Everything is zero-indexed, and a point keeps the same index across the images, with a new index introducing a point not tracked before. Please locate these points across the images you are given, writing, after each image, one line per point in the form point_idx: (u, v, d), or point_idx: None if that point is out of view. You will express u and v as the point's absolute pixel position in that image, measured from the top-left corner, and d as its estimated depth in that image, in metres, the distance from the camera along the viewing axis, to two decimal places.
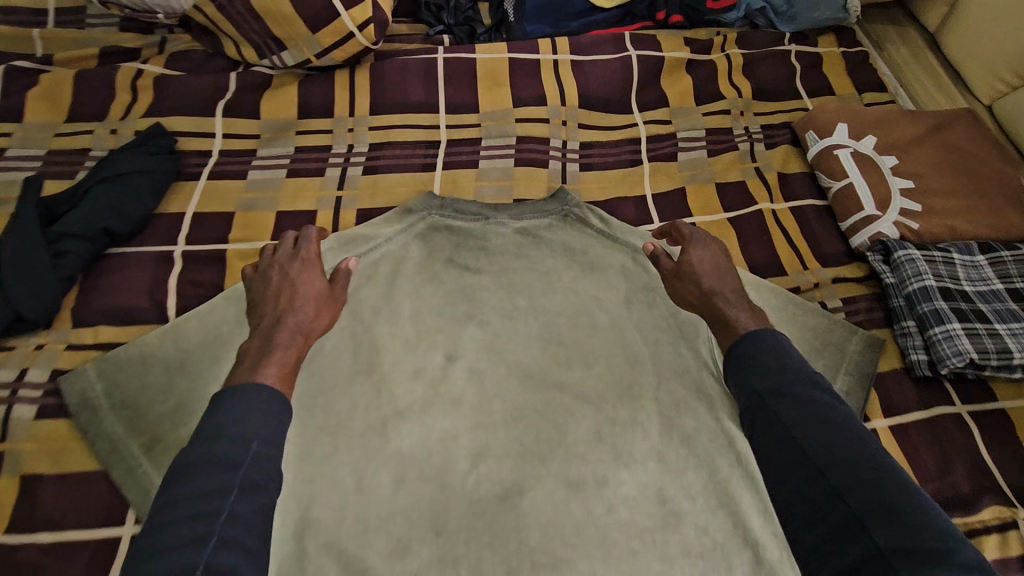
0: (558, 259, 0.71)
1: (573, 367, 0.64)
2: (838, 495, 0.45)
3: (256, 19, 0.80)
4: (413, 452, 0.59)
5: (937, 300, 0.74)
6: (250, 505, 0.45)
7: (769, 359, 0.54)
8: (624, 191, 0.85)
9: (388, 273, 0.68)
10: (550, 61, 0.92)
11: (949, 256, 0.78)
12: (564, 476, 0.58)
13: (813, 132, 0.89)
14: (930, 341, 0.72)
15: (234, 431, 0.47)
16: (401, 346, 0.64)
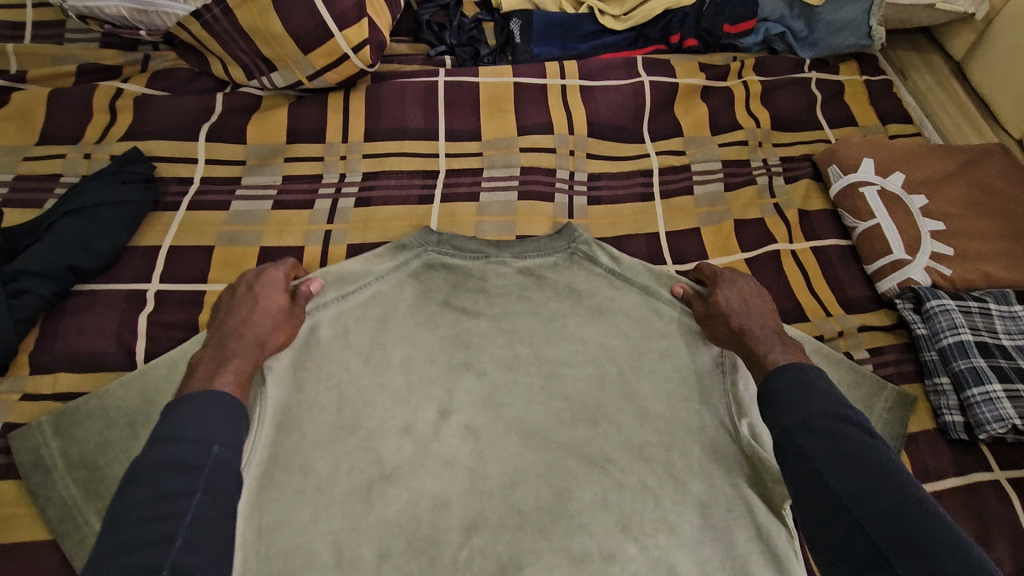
0: (563, 303, 0.62)
1: (579, 426, 0.56)
2: (860, 529, 0.42)
3: (243, 38, 0.75)
4: (400, 521, 0.51)
5: (974, 357, 0.68)
6: (205, 538, 0.41)
7: (793, 389, 0.50)
8: (634, 227, 0.79)
9: (376, 316, 0.59)
10: (557, 86, 0.87)
11: (985, 306, 0.72)
12: (567, 550, 0.51)
13: (836, 167, 0.83)
14: (968, 402, 0.66)
15: (185, 450, 0.43)
16: (391, 399, 0.56)
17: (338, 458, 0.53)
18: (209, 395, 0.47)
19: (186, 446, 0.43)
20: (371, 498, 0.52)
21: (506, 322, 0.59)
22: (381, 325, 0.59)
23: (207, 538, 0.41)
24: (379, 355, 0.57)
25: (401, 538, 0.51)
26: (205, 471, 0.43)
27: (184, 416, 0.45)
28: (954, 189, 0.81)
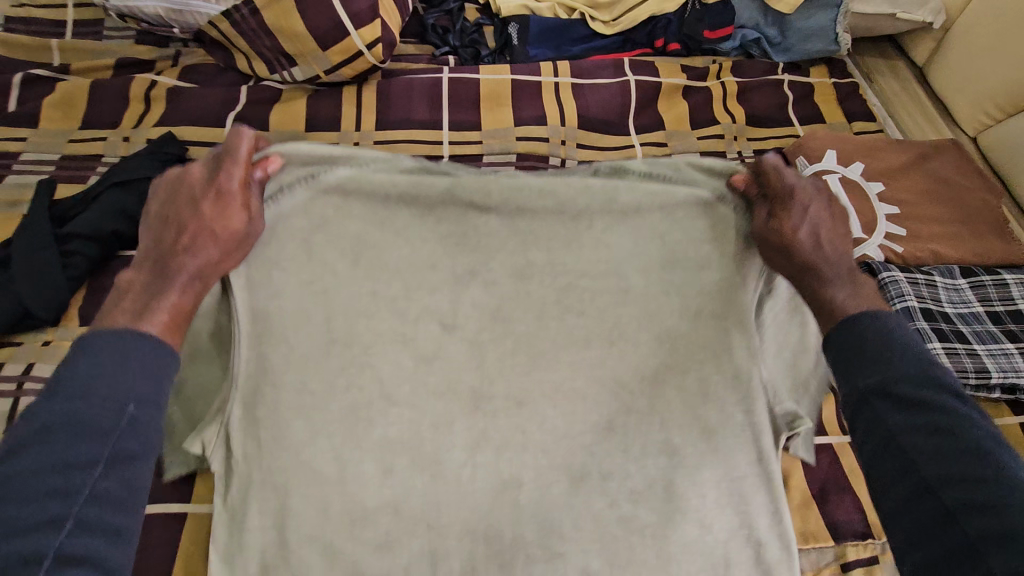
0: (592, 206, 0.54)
1: (591, 345, 0.54)
2: (949, 516, 0.42)
3: (269, 35, 0.83)
4: (400, 439, 0.53)
5: (919, 320, 0.79)
6: (108, 502, 0.41)
7: (879, 347, 0.48)
8: None
9: (369, 219, 0.52)
10: (551, 83, 0.95)
11: (930, 280, 0.83)
12: (566, 466, 0.54)
13: (802, 158, 0.90)
14: None
15: (94, 409, 0.41)
16: (389, 311, 0.52)
17: (331, 372, 0.52)
18: (125, 345, 0.44)
19: (90, 412, 0.41)
20: (370, 418, 0.52)
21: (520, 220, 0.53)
22: (380, 227, 0.52)
23: (110, 507, 0.41)
24: (372, 258, 0.52)
25: (404, 455, 0.53)
26: (110, 438, 0.41)
27: (91, 369, 0.43)
28: (908, 176, 0.90)
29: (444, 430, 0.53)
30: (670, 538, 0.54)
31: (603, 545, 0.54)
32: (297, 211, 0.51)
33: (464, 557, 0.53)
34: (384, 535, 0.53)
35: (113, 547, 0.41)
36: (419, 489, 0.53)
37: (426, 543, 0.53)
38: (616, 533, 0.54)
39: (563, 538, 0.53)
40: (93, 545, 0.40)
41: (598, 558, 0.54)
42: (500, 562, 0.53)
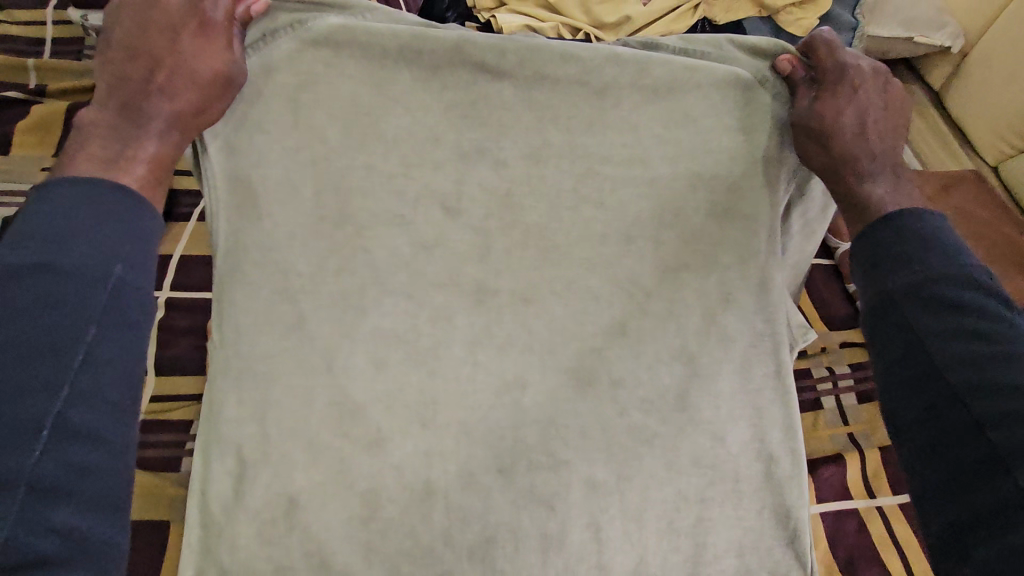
0: (619, 82, 0.48)
1: (605, 241, 0.49)
2: (977, 429, 0.35)
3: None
4: (395, 331, 0.48)
5: None
6: (107, 369, 0.35)
7: (911, 245, 0.41)
8: None
9: (362, 81, 0.47)
10: None
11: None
12: (577, 373, 0.49)
13: None
14: None
15: (76, 261, 0.35)
16: (386, 190, 0.47)
17: (323, 256, 0.47)
18: (111, 197, 0.37)
19: (76, 267, 0.35)
20: (364, 307, 0.48)
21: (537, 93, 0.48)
22: (376, 88, 0.47)
23: (107, 379, 0.35)
24: (366, 126, 0.47)
25: (398, 348, 0.48)
26: (102, 296, 0.35)
27: (75, 220, 0.36)
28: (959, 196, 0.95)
29: (441, 323, 0.49)
30: (683, 448, 0.49)
31: (612, 457, 0.48)
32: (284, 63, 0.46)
33: (463, 460, 0.48)
34: (374, 431, 0.47)
35: (120, 421, 0.35)
36: (416, 385, 0.48)
37: (419, 443, 0.47)
38: (630, 444, 0.49)
39: (568, 445, 0.48)
40: (96, 419, 0.34)
41: (606, 473, 0.48)
42: (500, 466, 0.48)
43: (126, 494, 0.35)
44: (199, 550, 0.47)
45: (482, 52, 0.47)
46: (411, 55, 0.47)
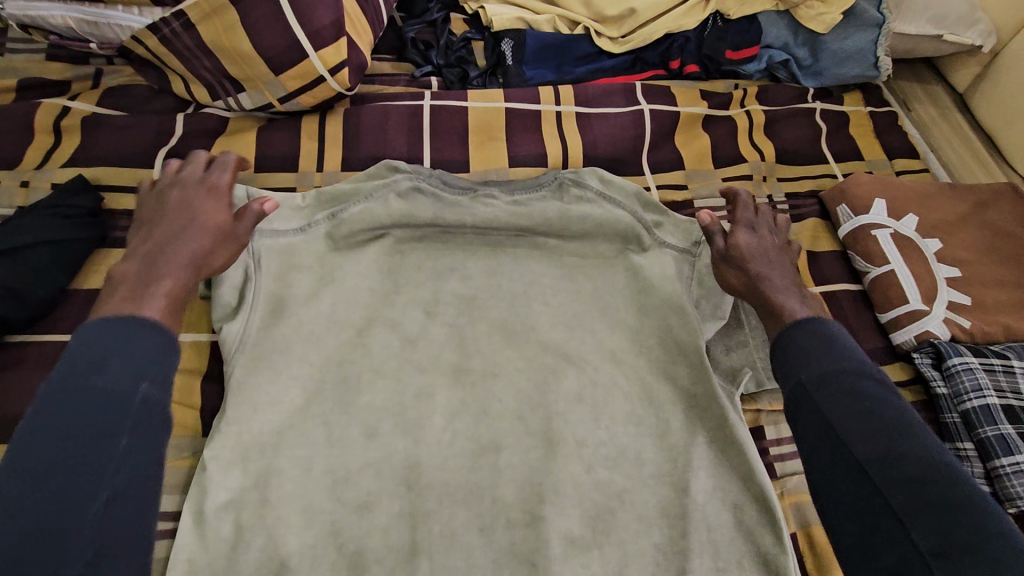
0: (549, 213, 0.93)
1: (522, 347, 0.85)
2: (880, 494, 0.57)
3: (209, 58, 0.91)
4: (385, 406, 0.77)
5: (1002, 425, 0.81)
6: (133, 466, 0.54)
7: (811, 350, 0.66)
8: (599, 239, 0.95)
9: (369, 227, 0.89)
10: (552, 113, 1.08)
11: (1009, 366, 0.86)
12: (542, 438, 0.78)
13: (846, 206, 1.04)
14: (997, 474, 0.79)
15: (113, 389, 0.54)
16: (387, 306, 0.85)
17: (337, 349, 0.80)
18: (142, 326, 0.60)
19: (112, 388, 0.54)
20: (363, 387, 0.78)
21: (489, 235, 0.93)
22: (377, 230, 0.90)
23: (132, 477, 0.54)
24: (382, 258, 0.89)
25: (388, 420, 0.76)
26: (129, 414, 0.54)
27: (118, 337, 0.58)
28: (965, 238, 1.02)
29: (425, 400, 0.78)
30: (580, 483, 0.75)
31: (552, 501, 0.73)
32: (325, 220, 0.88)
33: (446, 516, 0.71)
34: (365, 495, 0.71)
35: (140, 503, 0.55)
36: (401, 453, 0.74)
37: (406, 504, 0.71)
38: (575, 493, 0.74)
39: (514, 488, 0.74)
40: (123, 506, 0.53)
41: (565, 514, 0.72)
42: (480, 521, 0.71)
43: (135, 558, 0.53)
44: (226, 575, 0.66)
45: (447, 208, 0.92)
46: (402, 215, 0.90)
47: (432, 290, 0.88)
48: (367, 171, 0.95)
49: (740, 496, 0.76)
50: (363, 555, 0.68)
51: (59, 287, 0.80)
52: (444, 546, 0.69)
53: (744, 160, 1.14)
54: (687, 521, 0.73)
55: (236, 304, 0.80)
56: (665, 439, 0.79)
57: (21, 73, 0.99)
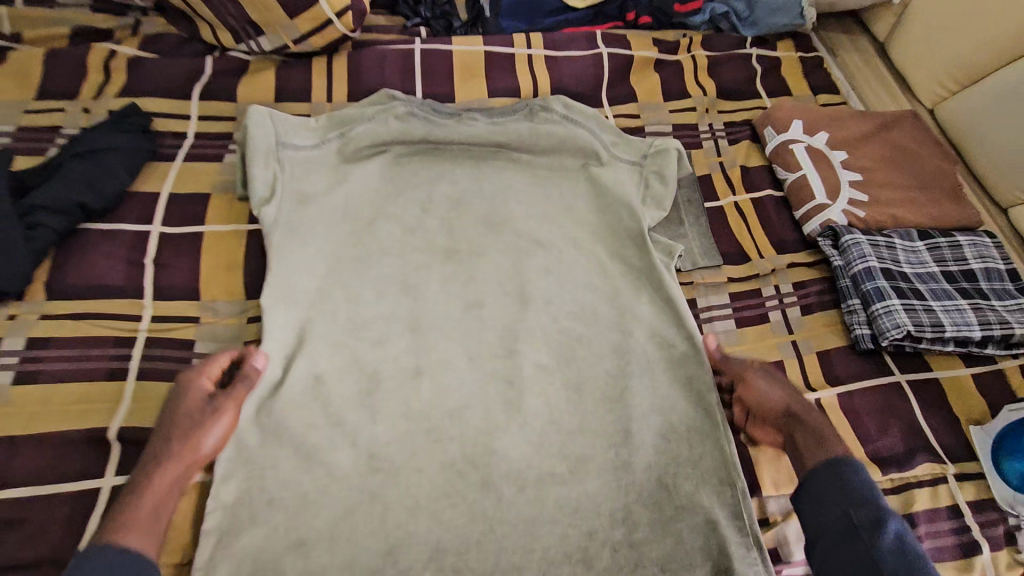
0: (523, 130, 1.13)
1: (502, 234, 1.05)
2: None
3: (233, 5, 1.09)
4: (392, 275, 0.97)
5: (878, 280, 1.02)
6: None
7: (860, 488, 0.78)
8: (565, 154, 1.14)
9: (373, 141, 1.08)
10: (525, 55, 1.27)
11: (890, 242, 1.08)
12: (518, 299, 0.98)
13: (771, 129, 1.24)
14: (875, 316, 0.99)
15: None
16: (391, 203, 1.05)
17: (354, 233, 1.00)
18: (134, 552, 0.66)
19: None
20: (373, 260, 0.97)
21: (473, 150, 1.12)
22: (379, 143, 1.09)
23: None
24: (386, 167, 1.09)
25: (394, 285, 0.96)
26: None
27: (111, 552, 0.65)
28: (869, 151, 1.22)
29: (423, 271, 0.98)
30: (547, 329, 0.96)
31: (527, 341, 0.94)
32: (337, 136, 1.07)
33: (444, 351, 0.91)
34: (379, 335, 0.91)
35: None
36: (407, 308, 0.94)
37: (411, 342, 0.91)
38: (543, 336, 0.95)
39: (496, 334, 0.94)
40: None
41: (536, 350, 0.93)
42: (470, 354, 0.92)
43: None
44: (271, 391, 0.84)
45: (436, 126, 1.12)
46: (400, 134, 1.10)
47: (425, 192, 1.07)
48: (367, 100, 1.14)
49: (674, 336, 0.97)
50: (379, 375, 0.87)
51: (123, 185, 0.96)
52: (441, 367, 0.89)
53: (690, 95, 1.33)
54: (631, 354, 0.95)
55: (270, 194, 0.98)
56: (616, 301, 1.00)
57: (71, 23, 1.15)
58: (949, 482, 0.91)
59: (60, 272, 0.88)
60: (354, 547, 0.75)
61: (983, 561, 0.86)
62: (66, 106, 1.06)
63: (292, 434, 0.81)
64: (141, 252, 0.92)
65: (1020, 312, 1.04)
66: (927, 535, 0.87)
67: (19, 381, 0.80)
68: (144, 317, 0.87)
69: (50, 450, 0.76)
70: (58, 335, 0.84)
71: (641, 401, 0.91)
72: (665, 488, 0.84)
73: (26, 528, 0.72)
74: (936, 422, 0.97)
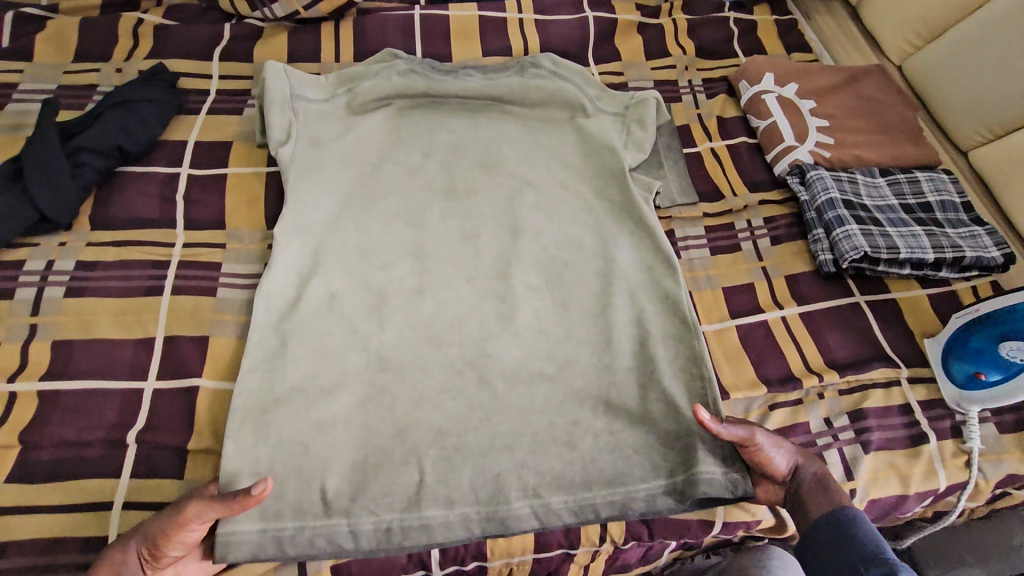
0: (515, 84, 1.23)
1: (496, 175, 1.15)
2: None
3: None
4: (397, 210, 1.08)
5: (840, 210, 1.12)
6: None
7: (862, 541, 0.75)
8: (553, 106, 1.24)
9: (377, 94, 1.18)
10: (516, 19, 1.37)
11: (853, 177, 1.18)
12: (511, 230, 1.08)
13: (744, 82, 1.33)
14: (836, 242, 1.09)
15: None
16: (394, 149, 1.15)
17: (362, 175, 1.10)
18: None
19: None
20: (378, 197, 1.08)
21: (469, 103, 1.23)
22: (383, 97, 1.19)
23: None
24: (389, 118, 1.19)
25: (399, 218, 1.07)
26: None
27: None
28: (836, 100, 1.32)
29: (424, 207, 1.09)
30: (537, 255, 1.06)
31: (518, 265, 1.04)
32: (345, 91, 1.18)
33: (443, 274, 1.02)
34: (385, 260, 1.01)
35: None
36: (411, 238, 1.05)
37: (414, 266, 1.02)
38: (533, 261, 1.05)
39: (491, 260, 1.04)
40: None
41: (527, 273, 1.04)
42: (468, 276, 1.02)
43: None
44: (290, 304, 0.94)
45: (435, 81, 1.22)
46: (402, 89, 1.20)
47: (425, 139, 1.17)
48: (371, 59, 1.24)
49: (652, 261, 1.07)
50: (386, 293, 0.98)
51: (156, 133, 1.07)
52: (442, 287, 1.00)
53: (670, 55, 1.43)
54: (614, 276, 1.05)
55: (285, 139, 1.09)
56: (600, 232, 1.10)
57: None
58: (901, 384, 1.01)
59: (103, 207, 1.00)
60: (369, 431, 0.87)
61: (930, 449, 0.96)
62: (101, 67, 1.17)
63: (311, 339, 0.92)
64: (173, 190, 1.03)
65: (971, 238, 1.14)
66: (879, 428, 0.97)
67: (71, 295, 0.91)
68: (177, 244, 0.98)
69: (99, 352, 0.87)
70: (104, 259, 0.95)
71: (622, 315, 1.01)
72: (641, 386, 0.95)
73: (84, 415, 0.82)
74: (892, 335, 1.07)
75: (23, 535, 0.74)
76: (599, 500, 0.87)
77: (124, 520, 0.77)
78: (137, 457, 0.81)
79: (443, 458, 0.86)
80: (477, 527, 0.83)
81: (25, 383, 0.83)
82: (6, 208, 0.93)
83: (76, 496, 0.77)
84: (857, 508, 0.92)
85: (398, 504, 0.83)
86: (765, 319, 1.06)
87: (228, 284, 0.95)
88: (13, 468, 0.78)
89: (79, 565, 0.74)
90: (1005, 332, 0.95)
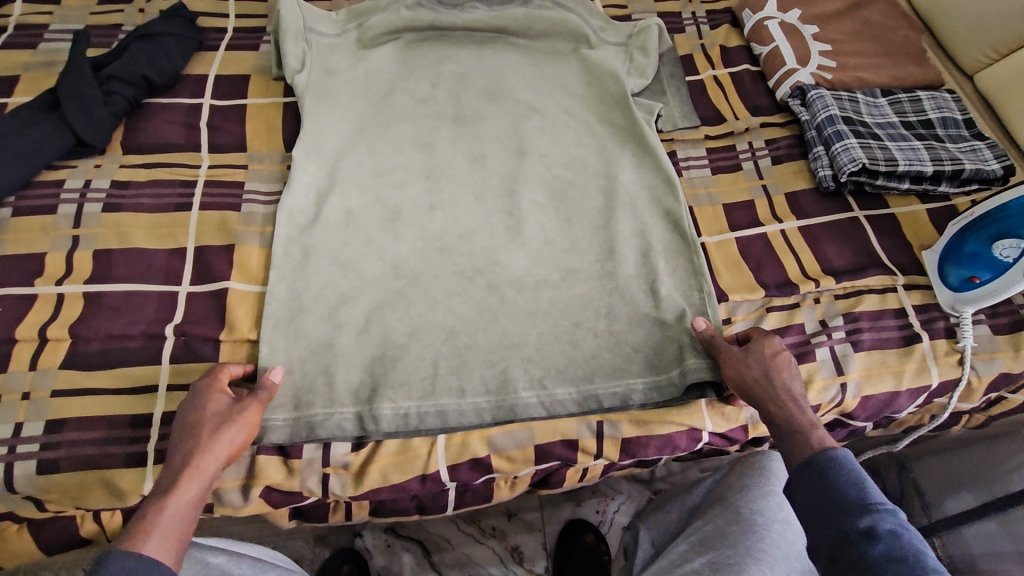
0: (520, 14, 1.25)
1: (502, 102, 1.19)
2: None
3: None
4: (408, 135, 1.12)
5: (839, 126, 1.14)
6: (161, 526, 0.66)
7: (846, 486, 0.72)
8: (558, 35, 1.26)
9: (385, 27, 1.22)
10: None
11: (853, 97, 1.20)
12: (517, 152, 1.13)
13: (748, 11, 1.34)
14: (835, 155, 1.11)
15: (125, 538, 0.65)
16: (403, 80, 1.19)
17: (373, 103, 1.15)
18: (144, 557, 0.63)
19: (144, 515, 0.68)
20: (390, 124, 1.13)
21: (475, 35, 1.26)
22: (390, 29, 1.22)
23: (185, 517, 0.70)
24: (398, 52, 1.23)
25: (410, 142, 1.11)
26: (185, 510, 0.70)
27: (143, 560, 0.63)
28: (840, 26, 1.32)
29: (434, 132, 1.13)
30: (542, 175, 1.10)
31: (524, 184, 1.09)
32: (354, 25, 1.21)
33: (453, 191, 1.06)
34: (397, 179, 1.06)
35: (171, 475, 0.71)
36: (421, 160, 1.09)
37: (424, 185, 1.06)
38: (537, 180, 1.10)
39: (498, 179, 1.09)
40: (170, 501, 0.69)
41: (532, 190, 1.08)
42: (476, 194, 1.07)
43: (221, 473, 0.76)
44: (310, 219, 1.00)
45: (442, 12, 1.25)
46: (411, 21, 1.23)
47: (433, 71, 1.21)
48: None
49: (652, 180, 1.11)
50: (400, 209, 1.03)
51: (179, 66, 1.13)
52: (452, 203, 1.05)
53: None
54: (617, 192, 1.09)
55: (300, 68, 1.14)
56: (603, 153, 1.14)
57: None
58: (897, 291, 1.04)
59: (132, 134, 1.06)
60: (386, 331, 0.93)
61: (922, 347, 0.99)
62: (125, 7, 1.22)
63: (329, 249, 0.98)
64: (196, 118, 1.10)
65: (972, 152, 1.15)
66: (872, 329, 1.00)
67: (109, 209, 0.98)
68: (202, 167, 1.04)
69: (135, 258, 0.94)
70: (136, 179, 1.02)
71: (625, 227, 1.05)
72: (644, 291, 1.00)
73: (125, 313, 0.90)
74: (890, 246, 1.10)
75: (79, 411, 0.83)
76: (601, 391, 0.92)
77: (168, 403, 0.85)
78: (175, 347, 0.89)
79: (454, 354, 0.92)
80: (488, 414, 0.90)
81: (72, 286, 0.91)
82: (46, 132, 1.00)
83: (124, 382, 0.85)
84: (847, 402, 0.96)
85: (414, 393, 0.89)
86: (764, 232, 1.10)
87: (252, 200, 1.02)
88: (66, 356, 0.86)
89: (133, 439, 0.82)
90: (999, 231, 0.97)
